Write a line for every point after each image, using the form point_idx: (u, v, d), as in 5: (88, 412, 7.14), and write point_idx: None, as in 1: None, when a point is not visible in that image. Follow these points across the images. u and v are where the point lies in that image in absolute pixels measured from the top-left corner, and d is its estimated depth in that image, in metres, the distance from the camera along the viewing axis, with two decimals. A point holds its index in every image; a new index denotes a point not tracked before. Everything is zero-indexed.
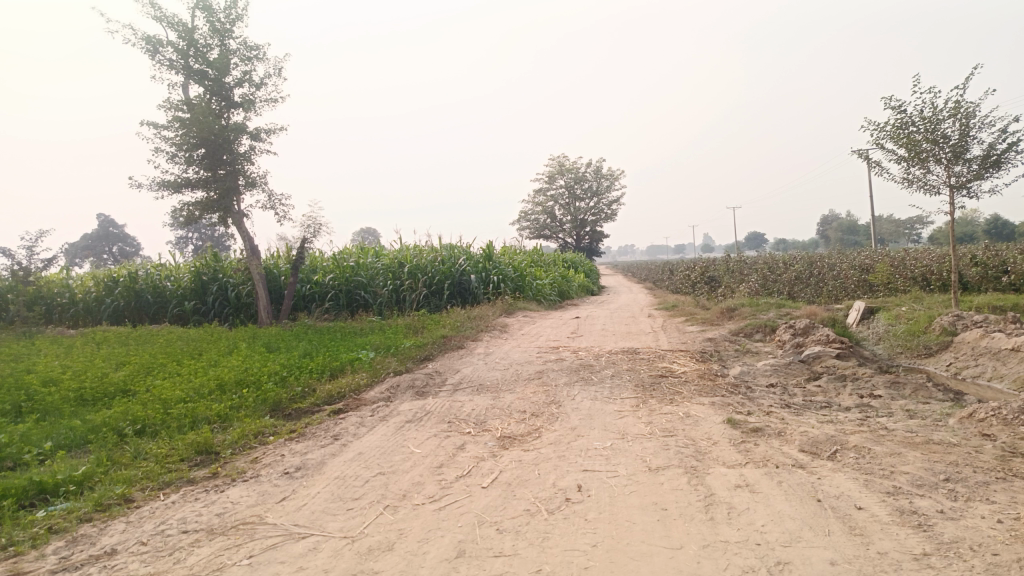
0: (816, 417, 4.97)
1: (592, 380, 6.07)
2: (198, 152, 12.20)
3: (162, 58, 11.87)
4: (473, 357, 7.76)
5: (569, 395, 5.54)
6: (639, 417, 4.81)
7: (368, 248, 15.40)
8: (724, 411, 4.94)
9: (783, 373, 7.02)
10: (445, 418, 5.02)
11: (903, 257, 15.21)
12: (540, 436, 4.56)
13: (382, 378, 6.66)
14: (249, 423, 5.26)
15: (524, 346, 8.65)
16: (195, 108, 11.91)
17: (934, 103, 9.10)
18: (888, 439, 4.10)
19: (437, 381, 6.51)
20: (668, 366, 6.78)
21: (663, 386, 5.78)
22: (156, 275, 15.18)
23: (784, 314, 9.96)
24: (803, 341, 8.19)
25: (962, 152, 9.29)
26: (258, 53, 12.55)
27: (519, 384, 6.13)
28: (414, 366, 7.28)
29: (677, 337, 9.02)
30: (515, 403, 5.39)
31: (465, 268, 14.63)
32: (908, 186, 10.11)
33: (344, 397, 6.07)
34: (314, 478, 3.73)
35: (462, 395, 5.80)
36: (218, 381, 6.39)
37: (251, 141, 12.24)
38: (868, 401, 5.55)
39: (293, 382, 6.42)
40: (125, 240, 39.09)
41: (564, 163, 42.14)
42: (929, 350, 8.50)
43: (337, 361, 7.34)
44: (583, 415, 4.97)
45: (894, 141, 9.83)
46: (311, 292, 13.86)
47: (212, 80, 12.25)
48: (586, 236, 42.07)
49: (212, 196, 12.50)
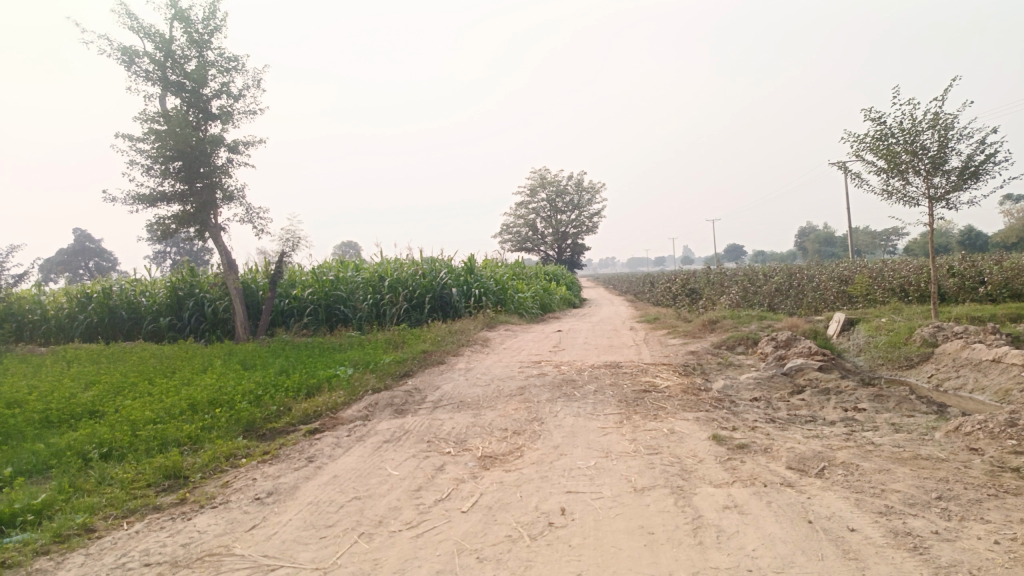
0: (802, 432, 4.89)
1: (574, 395, 5.96)
2: (174, 165, 11.98)
3: (138, 69, 11.66)
4: (454, 373, 7.63)
5: (551, 412, 5.43)
6: (623, 434, 4.70)
7: (348, 262, 15.22)
8: (709, 427, 4.84)
9: (767, 386, 6.96)
10: (424, 437, 4.88)
11: (882, 268, 15.30)
12: (521, 455, 4.44)
13: (360, 395, 6.52)
14: (221, 445, 5.10)
15: (506, 360, 8.53)
16: (171, 120, 11.71)
17: (913, 115, 9.16)
18: (876, 455, 4.02)
19: (416, 398, 6.37)
20: (651, 380, 6.69)
21: (647, 401, 5.69)
22: (130, 291, 14.89)
23: (766, 326, 9.93)
24: (786, 354, 8.15)
25: (941, 164, 9.35)
26: (236, 65, 12.38)
27: (500, 401, 6.01)
28: (393, 382, 7.14)
29: (659, 351, 8.94)
30: (496, 421, 5.26)
31: (446, 281, 14.49)
32: (887, 197, 10.16)
33: (320, 416, 5.92)
34: (286, 504, 3.58)
35: (442, 413, 5.66)
36: (191, 400, 6.21)
37: (228, 154, 12.05)
38: (854, 414, 5.48)
39: (268, 401, 6.25)
40: (102, 254, 38.52)
41: (545, 176, 42.22)
42: (911, 361, 8.49)
43: (314, 378, 7.18)
44: (566, 432, 4.85)
45: (873, 152, 9.88)
46: (289, 307, 13.64)
47: (190, 92, 12.06)
48: (567, 249, 42.11)
49: (189, 209, 12.28)
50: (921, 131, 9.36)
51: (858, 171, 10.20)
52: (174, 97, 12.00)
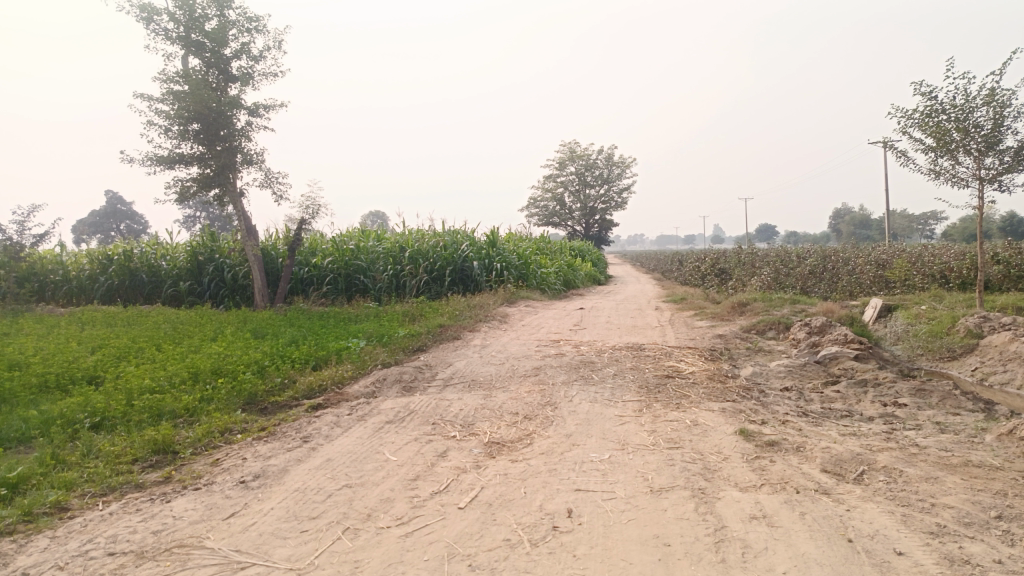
0: (837, 428, 4.51)
1: (592, 379, 5.62)
2: (193, 126, 11.74)
3: (158, 27, 11.37)
4: (468, 350, 7.32)
5: (566, 396, 5.10)
6: (642, 425, 4.35)
7: (370, 231, 14.97)
8: (736, 419, 4.48)
9: (798, 375, 6.55)
10: (430, 419, 4.59)
11: (922, 253, 14.65)
12: (530, 443, 4.12)
13: (370, 369, 6.26)
14: (218, 419, 4.87)
15: (523, 338, 8.20)
16: (190, 81, 11.44)
17: (967, 90, 8.56)
18: (921, 460, 3.64)
19: (426, 375, 6.08)
20: (674, 365, 6.32)
21: (669, 388, 5.32)
22: (151, 254, 14.80)
23: (799, 311, 9.46)
24: (819, 341, 7.71)
25: (995, 143, 8.76)
26: (258, 25, 12.07)
27: (513, 382, 5.69)
28: (404, 357, 6.86)
29: (685, 333, 8.55)
30: (508, 404, 4.94)
31: (467, 254, 14.16)
32: (933, 178, 9.59)
33: (325, 391, 5.67)
34: (272, 490, 3.31)
35: (451, 393, 5.36)
36: (193, 369, 6.00)
37: (248, 117, 11.79)
38: (893, 411, 5.07)
39: (272, 373, 6.02)
40: (134, 218, 38.83)
41: (575, 150, 41.56)
42: (953, 352, 8.01)
43: (325, 350, 6.94)
44: (580, 419, 4.52)
45: (921, 129, 9.30)
46: (309, 275, 13.43)
47: (210, 52, 11.77)
48: (595, 225, 41.55)
49: (208, 172, 12.07)
50: (975, 107, 8.76)
51: (904, 149, 9.62)
52: (194, 56, 11.72)
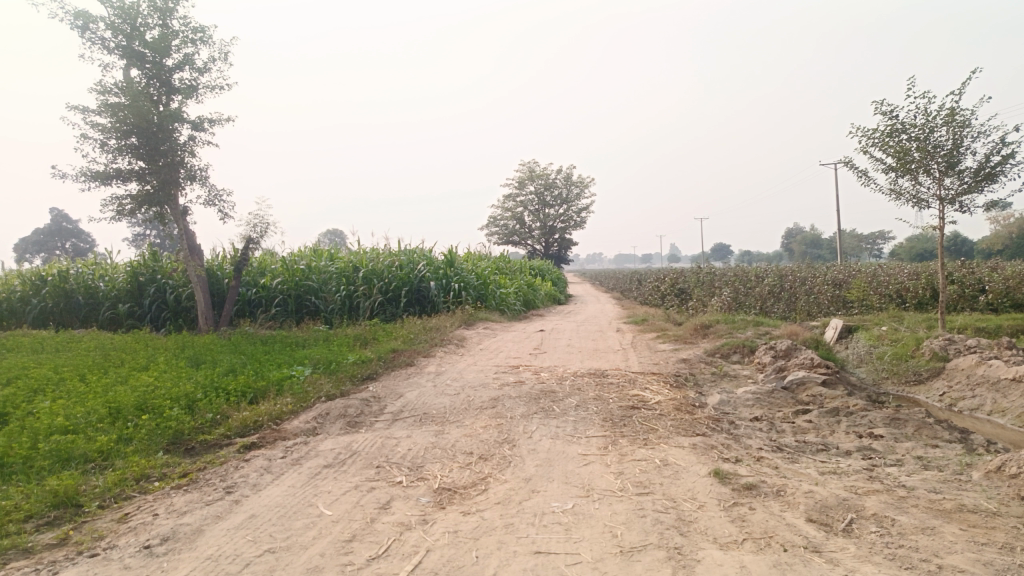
0: (815, 466, 4.19)
1: (553, 411, 5.22)
2: (131, 140, 11.08)
3: (94, 36, 10.71)
4: (421, 378, 6.88)
5: (525, 432, 4.69)
6: (608, 466, 3.97)
7: (322, 250, 14.43)
8: (708, 457, 4.13)
9: (767, 403, 6.26)
10: (373, 462, 4.14)
11: (879, 273, 14.69)
12: (485, 489, 3.70)
13: (312, 401, 5.80)
14: (135, 464, 4.35)
15: (480, 363, 7.78)
16: (129, 92, 10.80)
17: (928, 110, 8.49)
18: (913, 506, 3.32)
19: (374, 408, 5.62)
20: (639, 393, 5.97)
21: (634, 421, 4.96)
22: (88, 275, 14.01)
23: (763, 333, 9.24)
24: (785, 365, 7.46)
25: (955, 163, 8.70)
26: (203, 36, 11.53)
27: (468, 414, 5.27)
28: (352, 387, 6.40)
29: (648, 358, 8.23)
30: (461, 442, 4.51)
31: (424, 274, 13.70)
32: (895, 198, 9.51)
33: (261, 427, 5.19)
34: (181, 558, 2.84)
35: (399, 429, 4.91)
36: (115, 404, 5.45)
37: (191, 131, 11.20)
38: (871, 444, 4.78)
39: (203, 407, 5.52)
40: (80, 235, 37.41)
41: (534, 169, 41.50)
42: (920, 376, 7.84)
43: (265, 379, 6.45)
44: (541, 460, 4.12)
45: (882, 148, 9.22)
46: (257, 297, 12.82)
47: (151, 63, 11.16)
48: (554, 244, 41.41)
49: (148, 189, 11.41)
50: (935, 127, 8.70)
51: (866, 169, 9.54)
52: (134, 67, 11.09)
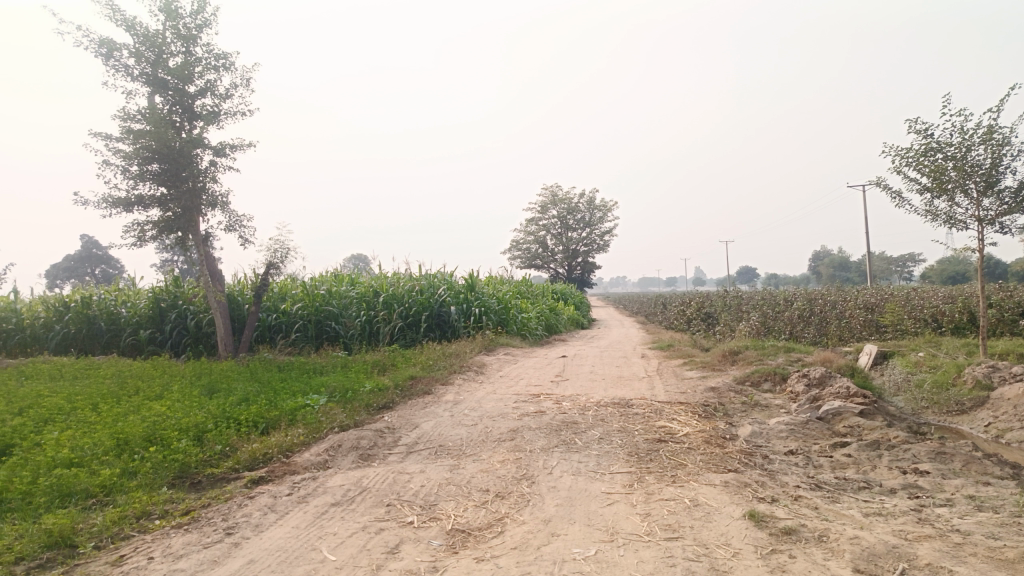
0: (858, 507, 3.88)
1: (575, 444, 4.97)
2: (153, 167, 11.08)
3: (118, 63, 10.77)
4: (439, 407, 6.66)
5: (545, 467, 4.44)
6: (633, 506, 3.70)
7: (343, 275, 14.34)
8: (742, 497, 3.85)
9: (801, 435, 5.94)
10: (384, 500, 3.92)
11: (912, 296, 14.24)
12: (501, 532, 3.46)
13: (325, 432, 5.62)
14: (137, 500, 4.18)
15: (500, 392, 7.55)
16: (152, 119, 10.82)
17: (964, 128, 8.19)
18: (971, 555, 3.01)
19: (388, 440, 5.41)
20: (666, 425, 5.68)
21: (661, 455, 4.68)
22: (111, 301, 14.04)
23: (795, 360, 8.89)
24: (819, 394, 7.13)
25: (994, 183, 8.37)
26: (226, 62, 11.59)
27: (486, 447, 5.03)
28: (366, 417, 6.21)
29: (674, 386, 7.93)
30: (477, 478, 4.28)
31: (444, 299, 13.52)
32: (930, 219, 9.17)
33: (271, 460, 5.01)
34: None
35: (413, 463, 4.69)
36: (122, 435, 5.30)
37: (213, 157, 11.20)
38: (917, 482, 4.45)
39: (212, 438, 5.35)
40: (109, 262, 38.01)
41: (556, 193, 41.44)
42: (962, 405, 7.45)
43: (278, 408, 6.29)
44: (561, 499, 3.87)
45: (917, 168, 8.91)
46: (277, 322, 12.75)
47: (174, 90, 11.21)
48: (577, 267, 41.14)
49: (170, 214, 11.40)
50: (972, 146, 8.38)
51: (899, 190, 9.22)
52: (157, 93, 11.13)
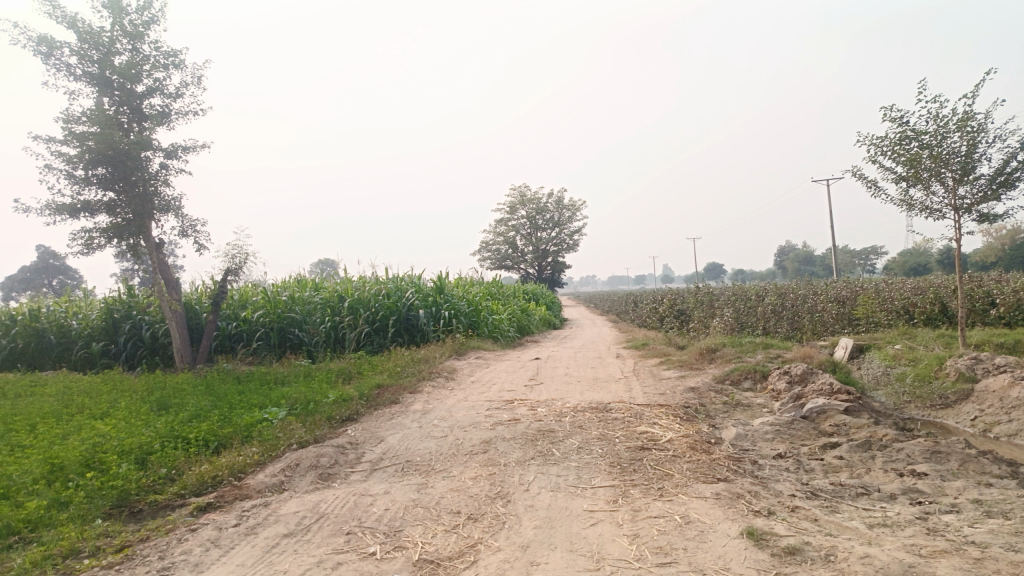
0: (861, 518, 3.59)
1: (552, 455, 4.62)
2: (99, 171, 10.48)
3: (58, 62, 10.17)
4: (406, 417, 6.26)
5: (521, 482, 4.09)
6: (619, 526, 3.36)
7: (307, 280, 13.84)
8: (737, 510, 3.54)
9: (788, 436, 5.66)
10: (343, 528, 3.54)
11: (884, 288, 14.17)
12: (474, 561, 3.09)
13: (281, 449, 5.21)
14: (66, 536, 3.72)
15: (471, 399, 7.16)
16: (96, 120, 10.22)
17: (940, 115, 8.02)
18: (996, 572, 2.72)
19: (350, 456, 5.02)
20: (647, 430, 5.36)
21: (645, 465, 4.36)
22: (62, 313, 13.37)
23: (774, 356, 8.66)
24: (802, 392, 6.88)
25: (970, 171, 8.21)
26: (175, 60, 11.04)
27: (456, 461, 4.66)
28: (327, 431, 5.81)
29: (652, 386, 7.63)
30: (447, 497, 3.90)
31: (412, 302, 13.08)
32: (906, 209, 9.00)
33: (220, 484, 4.60)
34: None
35: (377, 482, 4.31)
36: (56, 460, 4.83)
37: (164, 159, 10.63)
38: (917, 486, 4.19)
39: (157, 461, 4.92)
40: (68, 272, 36.84)
41: (524, 193, 41.17)
42: (947, 399, 7.27)
43: (232, 424, 5.86)
44: (540, 520, 3.51)
45: (892, 157, 8.73)
46: (238, 331, 12.26)
47: (120, 89, 10.64)
48: (547, 267, 40.83)
49: (120, 220, 10.80)
50: (948, 133, 8.22)
51: (874, 180, 9.04)
52: (102, 94, 10.54)
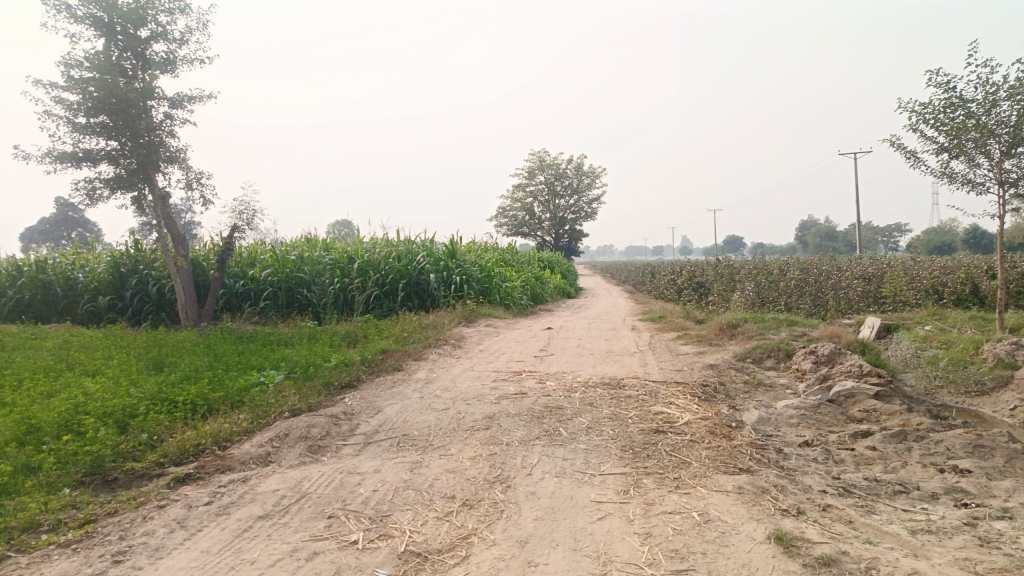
0: (901, 521, 3.21)
1: (560, 435, 4.26)
2: (101, 119, 10.12)
3: (60, 3, 9.76)
4: (408, 386, 5.93)
5: (524, 465, 3.74)
6: (630, 522, 3.00)
7: (316, 239, 13.49)
8: (762, 508, 3.16)
9: (814, 421, 5.27)
10: (325, 511, 3.21)
11: (914, 265, 13.60)
12: (466, 557, 2.76)
13: (272, 417, 4.90)
14: (27, 506, 3.42)
15: (478, 369, 6.81)
16: (98, 65, 9.83)
17: (990, 81, 7.43)
18: None
19: (343, 427, 4.70)
20: (663, 411, 4.99)
21: (660, 450, 3.99)
22: (68, 265, 13.16)
23: (799, 335, 8.22)
24: (828, 374, 6.47)
25: (1019, 143, 7.65)
26: (182, 5, 10.62)
27: (456, 438, 4.33)
28: (323, 398, 5.50)
29: (669, 362, 7.25)
30: (441, 480, 3.57)
31: (423, 266, 12.70)
32: (946, 182, 8.45)
33: (203, 453, 4.30)
34: None
35: (369, 459, 3.98)
36: (31, 420, 4.54)
37: (168, 108, 10.26)
38: (960, 485, 3.80)
39: (138, 426, 4.62)
40: (87, 226, 36.91)
41: (544, 158, 40.45)
42: (983, 386, 6.84)
43: (224, 387, 5.56)
44: (542, 510, 3.17)
45: (935, 126, 8.16)
46: (245, 289, 12.00)
47: (124, 34, 10.24)
48: (565, 235, 40.27)
49: (122, 171, 10.48)
50: (996, 101, 7.63)
51: (913, 151, 8.49)
52: (105, 38, 10.15)
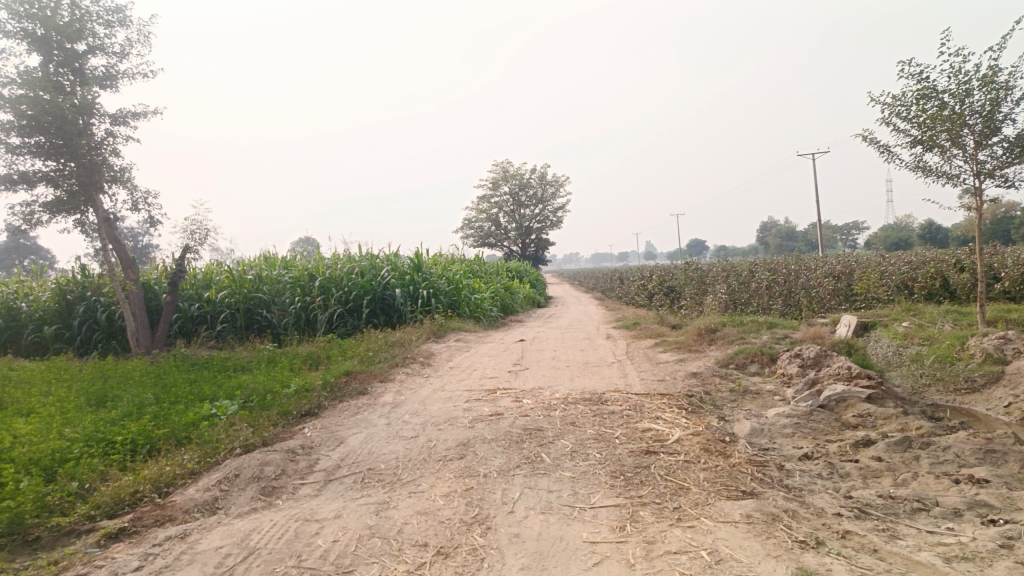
0: (931, 546, 2.86)
1: (542, 463, 3.85)
2: (36, 139, 9.49)
3: None
4: (374, 412, 5.48)
5: (505, 501, 3.32)
6: (632, 568, 2.61)
7: (275, 257, 12.93)
8: (779, 542, 2.79)
9: (810, 430, 4.94)
10: (276, 569, 2.76)
11: (885, 260, 13.51)
12: None
13: (221, 455, 4.42)
14: None
15: (449, 388, 6.38)
16: (30, 81, 9.19)
17: (963, 70, 7.26)
18: None
19: (301, 463, 4.23)
20: (651, 427, 4.61)
21: (654, 476, 3.61)
22: (11, 294, 12.40)
23: (782, 337, 7.94)
24: (816, 377, 6.17)
25: (994, 132, 7.48)
26: (123, 17, 10.09)
27: (427, 471, 3.89)
28: (280, 430, 5.02)
29: (649, 372, 6.90)
30: (411, 524, 3.13)
31: (388, 281, 12.22)
32: (922, 175, 8.27)
33: (141, 502, 3.80)
34: None
35: (329, 501, 3.53)
36: None
37: (110, 125, 9.68)
38: (981, 497, 3.47)
39: (67, 474, 4.09)
40: (39, 253, 35.59)
41: (507, 169, 40.16)
42: (973, 383, 6.62)
43: (169, 423, 5.05)
44: (529, 556, 2.75)
45: (908, 118, 7.98)
46: (201, 312, 11.41)
47: (60, 48, 9.64)
48: (531, 245, 40.06)
49: (62, 193, 9.88)
50: (969, 91, 7.47)
51: (887, 144, 8.30)
52: (39, 53, 9.53)
